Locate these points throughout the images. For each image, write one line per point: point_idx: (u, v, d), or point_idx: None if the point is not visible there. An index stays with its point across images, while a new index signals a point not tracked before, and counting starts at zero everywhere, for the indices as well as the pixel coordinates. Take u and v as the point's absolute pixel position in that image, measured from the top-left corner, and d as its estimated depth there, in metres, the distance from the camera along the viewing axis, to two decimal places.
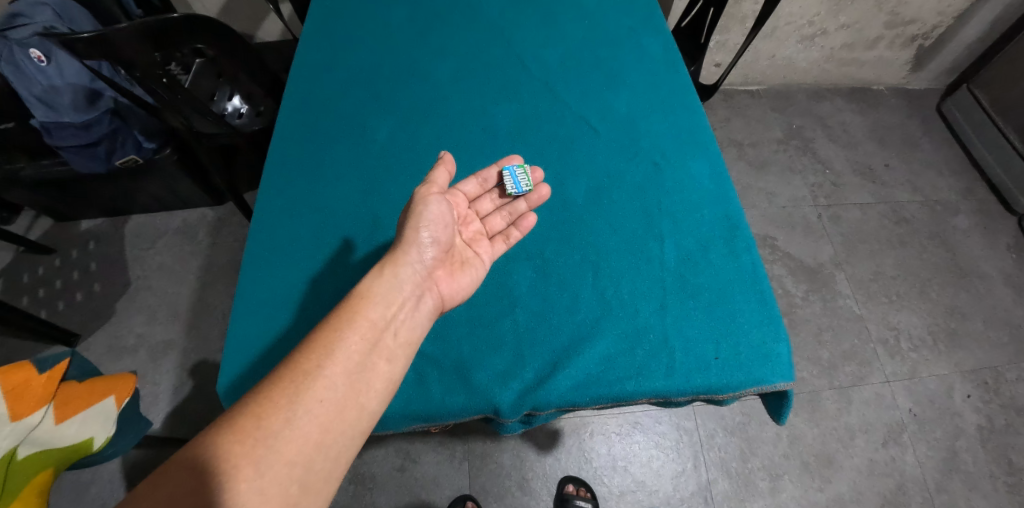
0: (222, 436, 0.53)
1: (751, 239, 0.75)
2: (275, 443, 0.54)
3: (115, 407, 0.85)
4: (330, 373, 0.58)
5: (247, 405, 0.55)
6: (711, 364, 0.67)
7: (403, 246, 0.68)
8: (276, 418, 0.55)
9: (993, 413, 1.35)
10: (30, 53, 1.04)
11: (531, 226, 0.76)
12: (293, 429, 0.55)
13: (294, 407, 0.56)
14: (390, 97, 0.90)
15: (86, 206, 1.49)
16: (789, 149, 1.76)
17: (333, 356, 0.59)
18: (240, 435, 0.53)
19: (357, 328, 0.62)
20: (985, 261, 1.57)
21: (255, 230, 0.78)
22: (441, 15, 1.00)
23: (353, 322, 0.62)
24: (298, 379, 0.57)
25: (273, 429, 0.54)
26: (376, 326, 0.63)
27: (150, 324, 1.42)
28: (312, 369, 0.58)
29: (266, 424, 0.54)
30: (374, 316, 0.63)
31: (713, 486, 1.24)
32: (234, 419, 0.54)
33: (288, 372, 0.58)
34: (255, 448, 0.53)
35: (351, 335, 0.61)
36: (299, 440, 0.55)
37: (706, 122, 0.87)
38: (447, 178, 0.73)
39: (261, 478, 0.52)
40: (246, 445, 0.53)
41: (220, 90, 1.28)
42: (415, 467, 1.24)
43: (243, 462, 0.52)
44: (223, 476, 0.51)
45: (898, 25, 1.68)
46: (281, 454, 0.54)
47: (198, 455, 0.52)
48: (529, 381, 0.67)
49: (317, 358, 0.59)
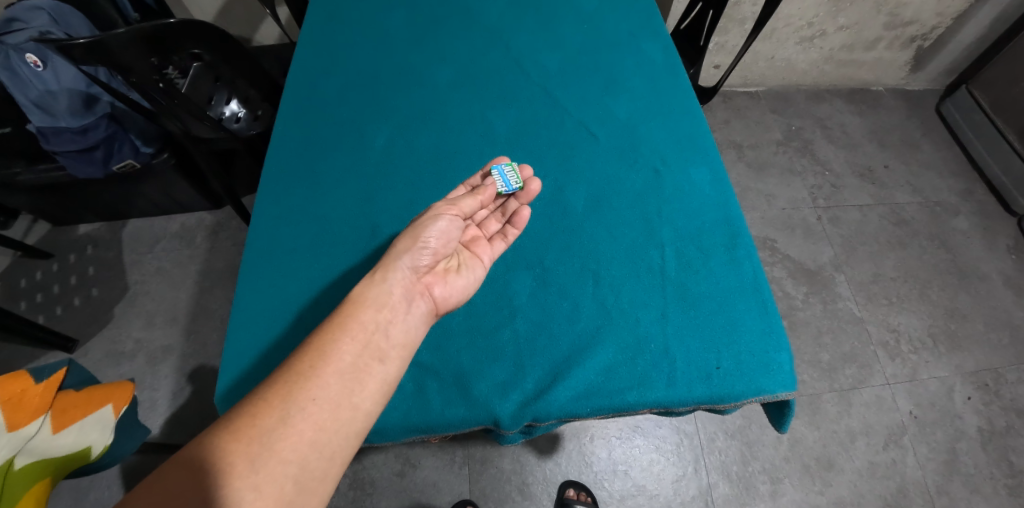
0: (216, 435, 0.53)
1: (751, 246, 0.75)
2: (270, 442, 0.53)
3: (111, 416, 0.84)
4: (323, 373, 0.58)
5: (241, 405, 0.55)
6: (712, 374, 0.67)
7: (395, 250, 0.68)
8: (270, 417, 0.54)
9: (993, 415, 1.35)
10: (27, 58, 1.05)
11: (525, 220, 0.76)
12: (288, 427, 0.54)
13: (288, 406, 0.55)
14: (389, 103, 0.90)
15: (84, 210, 1.49)
16: (789, 150, 1.76)
17: (327, 358, 0.59)
18: (236, 434, 0.53)
19: (349, 330, 0.61)
20: (985, 263, 1.57)
21: (252, 239, 0.78)
22: (439, 21, 1.00)
23: (347, 323, 0.61)
24: (292, 380, 0.57)
25: (267, 428, 0.54)
26: (368, 327, 0.62)
27: (149, 329, 1.41)
28: (305, 370, 0.58)
29: (261, 423, 0.54)
30: (367, 318, 0.62)
31: (713, 490, 1.23)
32: (229, 419, 0.54)
33: (281, 374, 0.57)
34: (250, 447, 0.53)
35: (344, 336, 0.61)
36: (294, 439, 0.54)
37: (707, 127, 0.86)
38: (476, 206, 0.73)
39: (256, 476, 0.52)
40: (242, 443, 0.53)
41: (217, 94, 1.26)
42: (415, 473, 1.23)
43: (240, 460, 0.52)
44: (218, 474, 0.51)
45: (897, 26, 1.67)
46: (276, 452, 0.53)
47: (195, 455, 0.52)
48: (529, 391, 0.66)
49: (311, 359, 0.58)
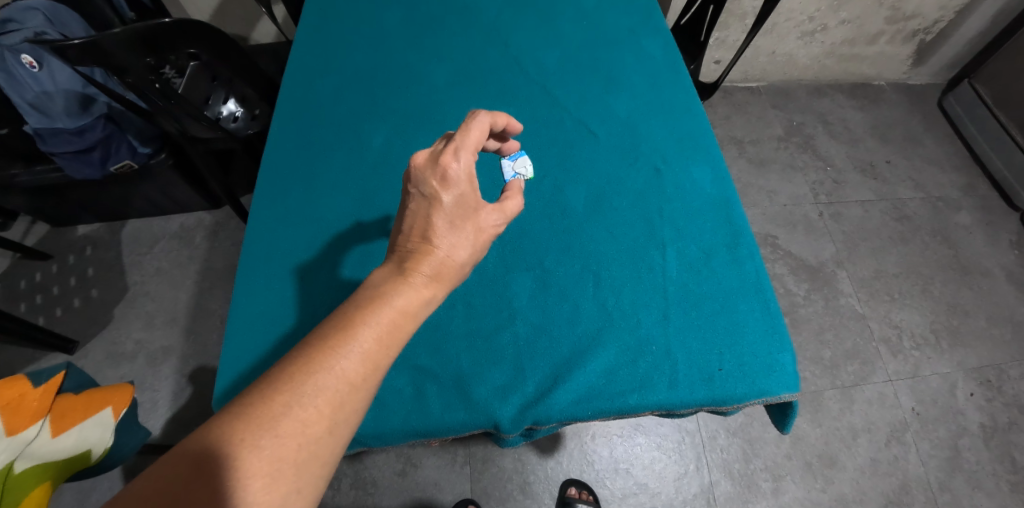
0: (254, 441, 0.45)
1: (754, 246, 0.74)
2: (320, 446, 0.48)
3: (111, 418, 0.82)
4: (372, 379, 0.51)
5: (280, 406, 0.47)
6: (714, 375, 0.66)
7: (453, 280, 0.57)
8: (317, 424, 0.48)
9: (996, 411, 1.35)
10: (22, 59, 1.03)
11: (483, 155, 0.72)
12: (334, 435, 0.49)
13: (336, 413, 0.49)
14: (386, 103, 0.89)
15: (82, 210, 1.48)
16: (790, 146, 1.75)
17: (374, 358, 0.51)
18: (280, 439, 0.46)
19: (401, 332, 0.53)
20: (988, 259, 1.56)
21: (248, 242, 0.77)
22: (437, 18, 0.99)
23: (399, 325, 0.53)
24: (338, 384, 0.49)
25: (313, 437, 0.47)
26: (410, 315, 0.54)
27: (149, 330, 1.41)
28: (353, 374, 0.50)
29: (308, 430, 0.47)
30: (410, 305, 0.54)
31: (715, 488, 1.23)
32: (268, 422, 0.46)
33: (323, 376, 0.49)
34: (296, 456, 0.46)
35: (386, 326, 0.52)
36: (338, 444, 0.49)
37: (707, 124, 0.85)
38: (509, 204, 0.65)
39: (299, 486, 0.46)
40: (290, 450, 0.46)
41: (214, 94, 1.25)
42: (416, 472, 1.23)
43: (285, 470, 0.46)
44: (260, 485, 0.45)
45: (899, 20, 1.66)
46: (321, 460, 0.48)
47: (226, 458, 0.45)
48: (530, 395, 0.66)
49: (357, 363, 0.50)
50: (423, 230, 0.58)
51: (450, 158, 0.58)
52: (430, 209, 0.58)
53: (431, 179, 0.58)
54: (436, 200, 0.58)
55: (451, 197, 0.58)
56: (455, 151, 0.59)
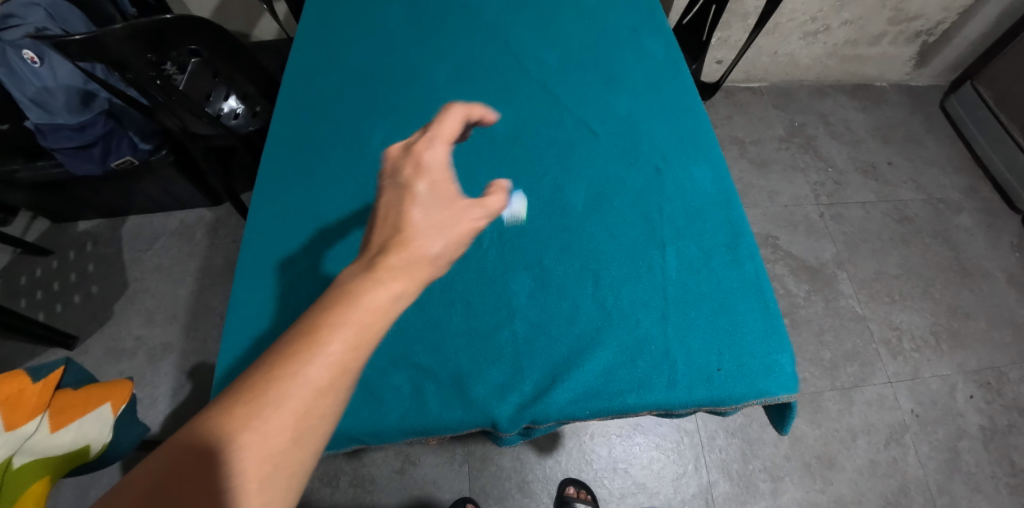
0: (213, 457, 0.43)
1: (754, 247, 0.74)
2: (285, 459, 0.45)
3: (111, 414, 0.84)
4: (339, 383, 0.48)
5: (240, 418, 0.44)
6: (713, 376, 0.66)
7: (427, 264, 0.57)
8: (280, 436, 0.45)
9: (995, 414, 1.34)
10: (24, 54, 1.04)
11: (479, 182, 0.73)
12: (301, 446, 0.46)
13: (300, 422, 0.46)
14: (386, 101, 0.89)
15: (83, 207, 1.48)
16: (791, 147, 1.75)
17: (342, 359, 0.48)
18: (238, 454, 0.43)
19: (370, 332, 0.50)
20: (989, 261, 1.56)
21: (247, 238, 0.76)
22: (438, 16, 0.98)
23: (368, 324, 0.50)
24: (303, 390, 0.46)
25: (276, 448, 0.44)
26: (380, 313, 0.51)
27: (149, 326, 1.41)
28: (319, 379, 0.47)
29: (270, 442, 0.44)
30: (380, 302, 0.51)
31: (713, 488, 1.23)
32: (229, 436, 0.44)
33: (286, 382, 0.46)
34: (258, 471, 0.44)
35: (354, 327, 0.49)
36: (305, 456, 0.46)
37: (709, 124, 0.85)
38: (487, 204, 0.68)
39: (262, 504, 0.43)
40: (248, 466, 0.43)
41: (215, 91, 1.26)
42: (414, 470, 1.23)
43: (246, 487, 0.43)
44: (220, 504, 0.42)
45: (902, 21, 1.65)
46: (288, 474, 0.45)
47: (185, 477, 0.42)
48: (528, 393, 0.66)
49: (323, 367, 0.47)
50: (396, 219, 0.59)
51: (426, 151, 0.68)
52: (404, 199, 0.61)
53: (405, 171, 0.65)
54: (410, 189, 0.62)
55: (425, 185, 0.63)
56: (428, 142, 0.69)
